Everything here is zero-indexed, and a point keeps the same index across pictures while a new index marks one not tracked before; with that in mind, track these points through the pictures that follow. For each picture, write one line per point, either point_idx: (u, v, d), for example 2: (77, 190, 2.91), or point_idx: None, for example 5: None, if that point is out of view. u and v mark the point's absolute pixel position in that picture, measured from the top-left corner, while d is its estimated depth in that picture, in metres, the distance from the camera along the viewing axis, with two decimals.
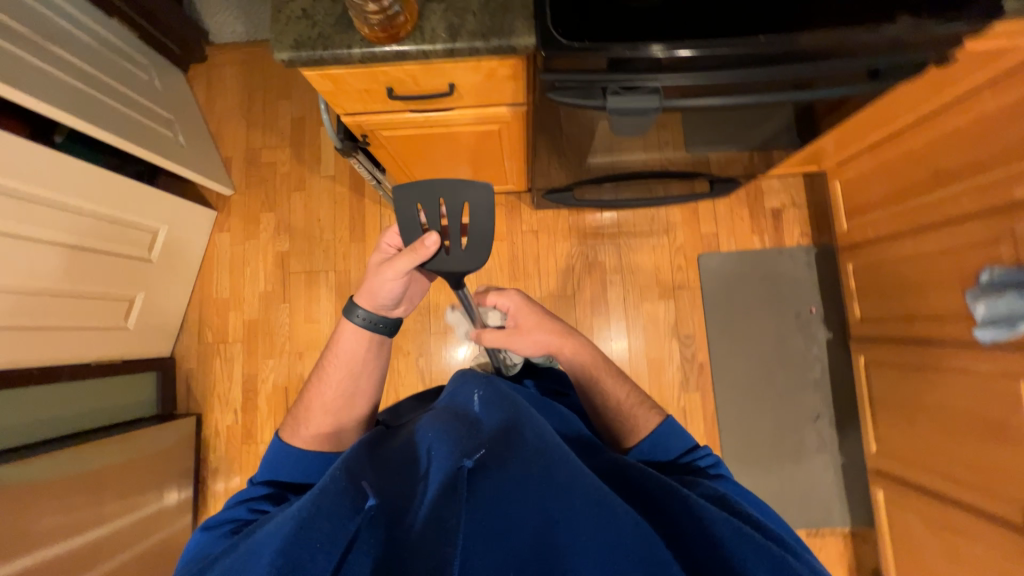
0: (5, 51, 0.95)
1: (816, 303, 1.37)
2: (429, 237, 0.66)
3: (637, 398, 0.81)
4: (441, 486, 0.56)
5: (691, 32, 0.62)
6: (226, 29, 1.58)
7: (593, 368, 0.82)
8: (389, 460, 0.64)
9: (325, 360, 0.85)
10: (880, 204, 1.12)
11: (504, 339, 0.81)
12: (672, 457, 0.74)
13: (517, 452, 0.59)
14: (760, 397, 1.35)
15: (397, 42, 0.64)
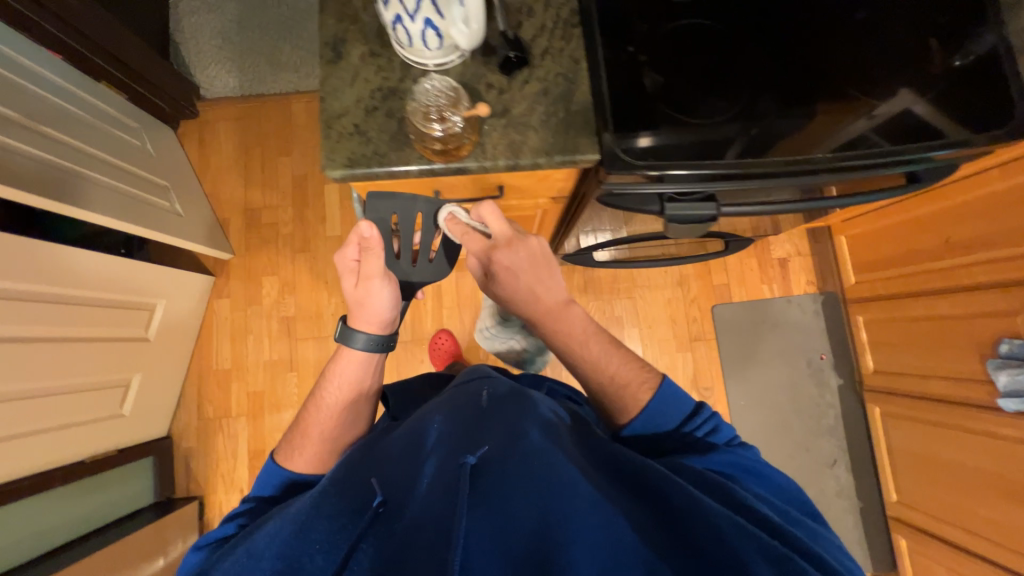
0: None
1: (826, 349, 1.41)
2: (367, 226, 0.67)
3: (633, 369, 0.69)
4: (440, 481, 0.50)
5: (750, 144, 0.62)
6: (218, 84, 1.52)
7: (582, 335, 0.71)
8: (388, 458, 0.59)
9: (324, 383, 0.75)
10: (888, 262, 1.18)
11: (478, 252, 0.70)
12: (674, 426, 0.66)
13: (526, 446, 0.52)
14: (779, 446, 1.38)
15: (457, 160, 0.61)
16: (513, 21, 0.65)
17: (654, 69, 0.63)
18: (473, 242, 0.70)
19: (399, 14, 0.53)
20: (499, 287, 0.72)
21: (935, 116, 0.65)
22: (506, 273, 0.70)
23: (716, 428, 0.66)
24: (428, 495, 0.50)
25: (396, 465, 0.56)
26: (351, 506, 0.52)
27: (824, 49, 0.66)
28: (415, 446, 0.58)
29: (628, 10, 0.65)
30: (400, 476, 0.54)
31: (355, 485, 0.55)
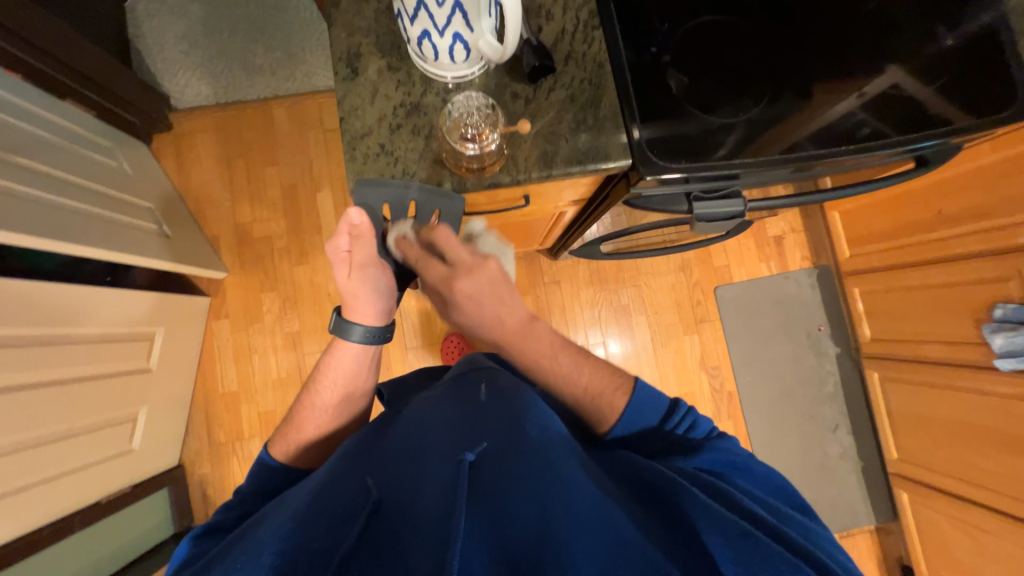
0: None
1: (823, 320, 1.47)
2: (355, 213, 0.58)
3: (602, 375, 0.68)
4: (439, 478, 0.51)
5: (775, 140, 0.63)
6: (189, 92, 1.43)
7: (549, 349, 0.68)
8: (388, 456, 0.59)
9: (318, 376, 0.73)
10: (881, 235, 1.22)
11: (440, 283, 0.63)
12: (656, 424, 0.66)
13: (523, 441, 0.54)
14: (784, 416, 1.44)
15: (487, 175, 0.60)
16: (533, 26, 0.63)
17: (678, 70, 0.63)
18: (432, 270, 0.63)
19: (427, 30, 0.51)
20: (459, 314, 0.67)
21: (943, 97, 0.66)
22: (467, 303, 0.65)
23: (694, 423, 0.66)
24: (428, 491, 0.50)
25: (393, 464, 0.57)
26: (349, 503, 0.52)
27: (836, 39, 0.68)
28: (410, 446, 0.59)
29: (646, 9, 0.64)
30: (398, 473, 0.55)
31: (349, 486, 0.55)
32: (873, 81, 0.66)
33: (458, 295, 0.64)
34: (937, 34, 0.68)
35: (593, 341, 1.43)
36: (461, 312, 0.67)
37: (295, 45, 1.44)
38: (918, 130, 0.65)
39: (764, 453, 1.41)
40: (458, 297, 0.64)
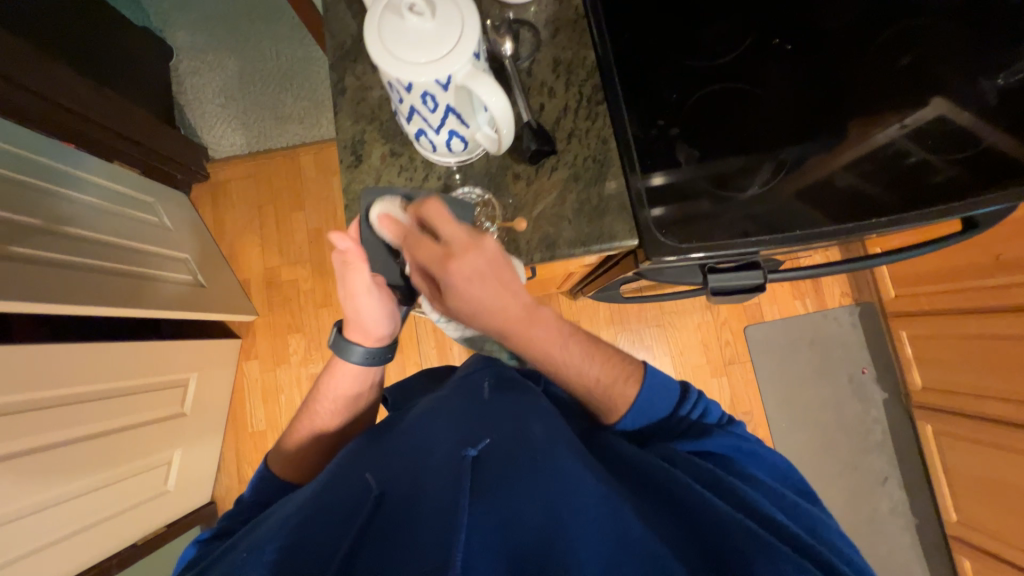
0: (25, 258, 0.88)
1: (867, 362, 1.36)
2: (338, 237, 0.60)
3: (613, 365, 0.64)
4: (440, 475, 0.50)
5: (797, 214, 0.59)
6: (225, 142, 1.52)
7: (560, 338, 0.60)
8: (393, 448, 0.58)
9: (317, 394, 0.76)
10: (932, 277, 1.13)
11: (432, 259, 0.53)
12: (670, 410, 0.64)
13: (525, 438, 0.52)
14: (826, 467, 1.33)
15: None
16: (534, 104, 0.63)
17: (686, 144, 0.61)
18: (422, 250, 0.54)
19: (422, 128, 0.51)
20: (454, 303, 0.55)
21: (992, 157, 0.60)
22: (461, 292, 0.54)
23: (708, 408, 0.65)
24: (428, 487, 0.49)
25: (395, 459, 0.55)
26: (352, 500, 0.51)
27: (864, 99, 0.63)
28: (415, 441, 0.58)
29: (652, 80, 0.62)
30: (400, 467, 0.54)
31: (351, 478, 0.54)
32: (902, 144, 0.62)
33: (450, 281, 0.53)
34: (981, 78, 0.63)
35: None
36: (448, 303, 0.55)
37: (321, 94, 1.50)
38: (966, 195, 0.59)
39: None
40: (449, 283, 0.53)
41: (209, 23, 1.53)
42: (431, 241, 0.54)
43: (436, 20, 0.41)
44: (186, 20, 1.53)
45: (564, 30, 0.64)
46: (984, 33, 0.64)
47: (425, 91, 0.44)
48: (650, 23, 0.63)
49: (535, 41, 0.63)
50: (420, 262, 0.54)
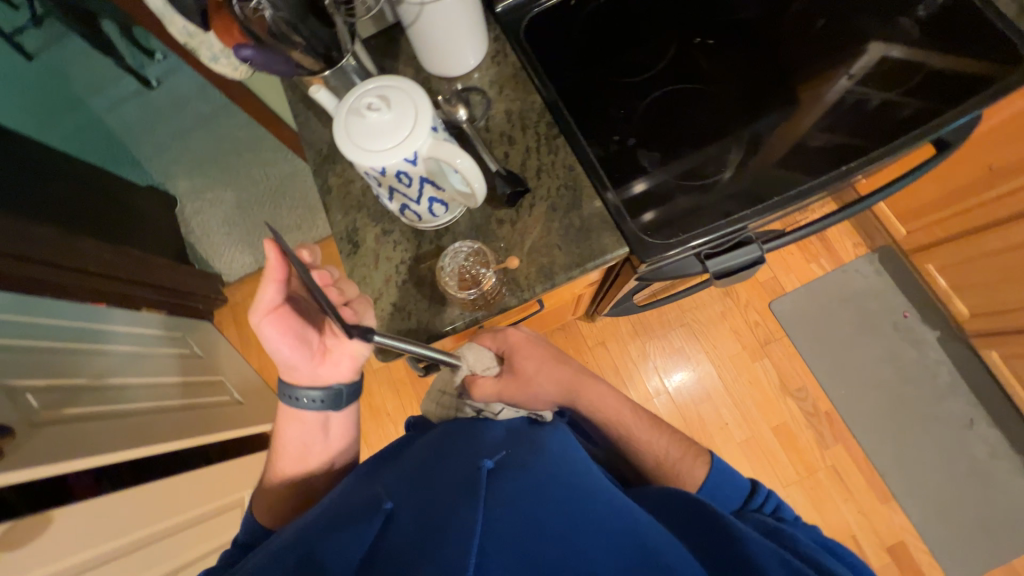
0: (80, 416, 0.94)
1: (908, 305, 1.32)
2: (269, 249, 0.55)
3: (677, 441, 0.69)
4: (454, 482, 0.47)
5: (774, 183, 0.62)
6: (236, 265, 1.63)
7: (621, 405, 0.72)
8: (404, 462, 0.56)
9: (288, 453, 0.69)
10: (933, 206, 1.14)
11: (499, 338, 0.70)
12: (739, 503, 0.61)
13: (544, 457, 0.50)
14: (903, 424, 1.26)
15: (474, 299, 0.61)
16: (499, 154, 0.68)
17: (646, 149, 0.65)
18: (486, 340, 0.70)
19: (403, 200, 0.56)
20: (524, 363, 0.68)
21: (936, 83, 0.63)
22: (521, 355, 0.69)
23: (782, 505, 0.58)
24: (440, 497, 0.46)
25: (407, 471, 0.53)
26: (358, 507, 0.48)
27: (795, 66, 0.67)
28: (425, 454, 0.56)
29: (598, 105, 0.67)
30: (411, 479, 0.51)
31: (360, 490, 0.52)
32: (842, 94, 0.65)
33: (512, 343, 0.70)
34: (904, 16, 0.67)
35: (658, 393, 1.35)
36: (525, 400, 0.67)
37: (312, 198, 1.62)
38: (926, 120, 0.61)
39: (892, 473, 1.23)
40: (513, 346, 0.69)
41: (206, 167, 1.70)
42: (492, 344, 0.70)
43: (392, 109, 0.47)
44: (184, 170, 1.70)
45: (508, 85, 0.70)
46: None
47: (398, 171, 0.49)
48: (581, 59, 0.70)
49: (485, 101, 0.69)
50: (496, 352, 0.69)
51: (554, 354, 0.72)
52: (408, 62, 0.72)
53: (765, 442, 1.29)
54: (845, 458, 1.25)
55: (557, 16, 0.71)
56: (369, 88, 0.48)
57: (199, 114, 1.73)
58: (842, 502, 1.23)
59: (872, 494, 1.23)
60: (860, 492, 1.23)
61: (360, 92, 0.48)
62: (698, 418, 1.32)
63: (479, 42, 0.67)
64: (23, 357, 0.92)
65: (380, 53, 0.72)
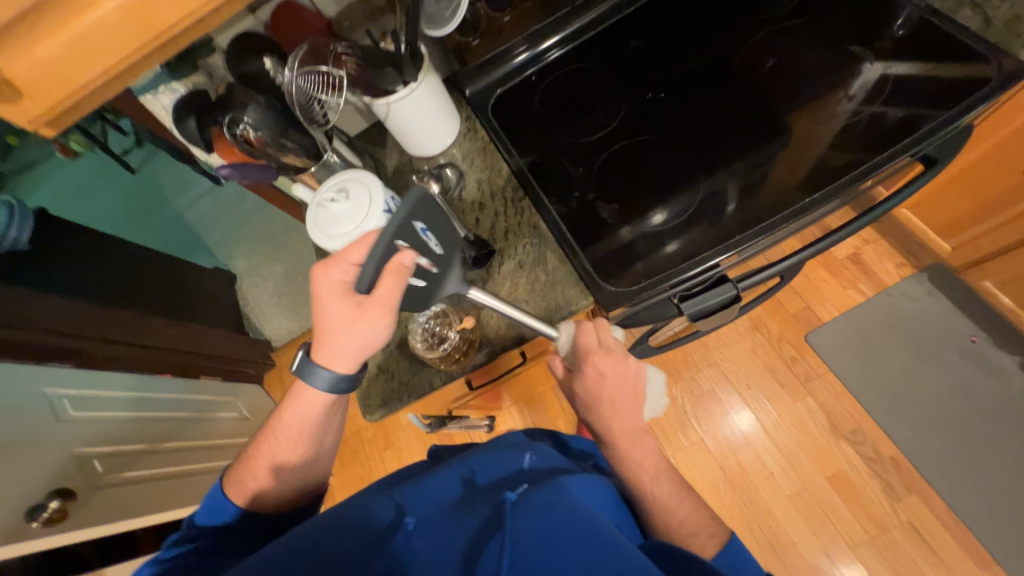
0: (123, 480, 1.07)
1: (974, 329, 1.18)
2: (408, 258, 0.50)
3: (697, 510, 0.56)
4: (480, 512, 0.48)
5: (745, 220, 0.62)
6: (283, 331, 1.80)
7: (652, 469, 0.58)
8: (433, 485, 0.56)
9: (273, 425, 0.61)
10: (979, 218, 1.04)
11: (590, 353, 0.58)
12: None
13: (565, 491, 0.47)
14: (992, 468, 1.09)
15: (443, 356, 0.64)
16: (471, 220, 0.73)
17: (605, 201, 0.68)
18: (586, 339, 0.59)
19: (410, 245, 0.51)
20: (586, 388, 0.59)
21: (905, 91, 0.63)
22: (596, 380, 0.59)
23: None
24: (459, 532, 0.46)
25: (431, 495, 0.55)
26: (376, 517, 0.50)
27: (754, 105, 0.69)
28: (452, 477, 0.57)
29: (560, 166, 0.72)
30: (436, 507, 0.52)
31: (378, 498, 0.54)
32: (843, 115, 0.64)
33: (590, 365, 0.58)
34: (868, 47, 0.67)
35: (690, 441, 1.25)
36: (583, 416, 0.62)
37: None
38: (903, 138, 0.60)
39: (984, 527, 1.06)
40: (590, 367, 0.58)
41: (261, 246, 1.93)
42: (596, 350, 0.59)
43: (350, 198, 0.54)
44: (243, 250, 1.93)
45: (478, 158, 0.78)
46: (845, 18, 0.71)
47: None
48: (546, 125, 0.75)
49: (458, 174, 0.76)
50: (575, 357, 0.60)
51: (637, 394, 0.60)
52: (395, 147, 0.82)
53: (822, 494, 1.14)
54: (924, 511, 1.09)
55: (523, 90, 0.78)
56: (341, 180, 0.56)
57: (253, 201, 1.99)
58: (928, 567, 1.05)
59: (964, 554, 1.05)
60: (949, 552, 1.05)
61: (327, 184, 0.56)
62: (740, 467, 1.20)
63: (451, 125, 0.76)
64: (98, 428, 1.06)
65: (371, 142, 0.83)
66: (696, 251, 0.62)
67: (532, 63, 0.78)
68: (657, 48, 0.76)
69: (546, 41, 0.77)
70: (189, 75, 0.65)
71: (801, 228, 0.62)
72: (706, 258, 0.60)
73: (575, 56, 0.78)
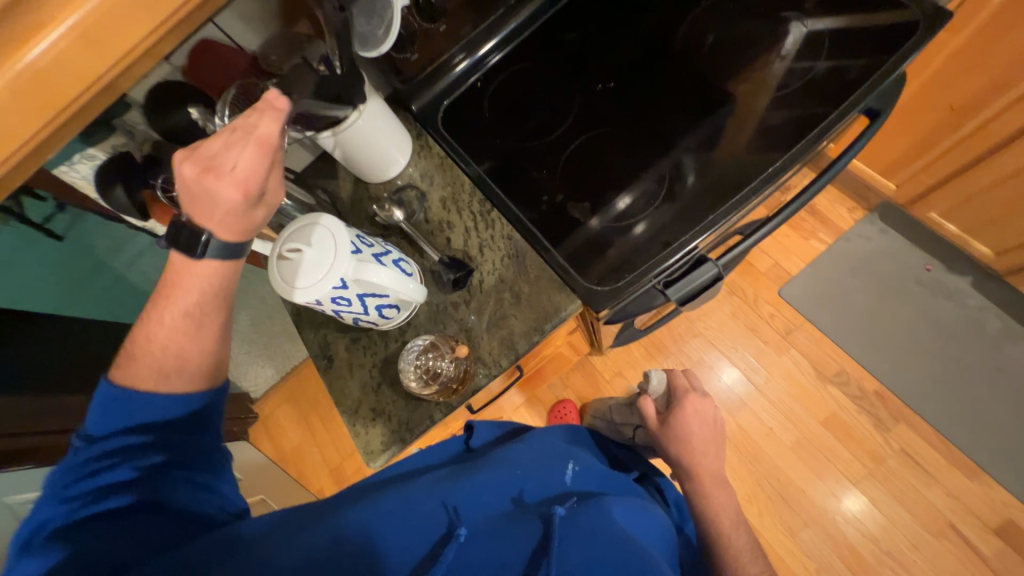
0: None
1: (928, 258, 1.24)
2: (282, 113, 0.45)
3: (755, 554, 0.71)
4: (527, 531, 0.49)
5: (715, 200, 0.62)
6: (259, 379, 1.62)
7: (730, 513, 0.76)
8: (485, 489, 0.54)
9: (165, 291, 0.51)
10: (915, 155, 1.10)
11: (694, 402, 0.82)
12: None
13: (608, 516, 0.53)
14: (965, 384, 1.17)
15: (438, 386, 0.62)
16: (442, 241, 0.71)
17: (576, 202, 0.67)
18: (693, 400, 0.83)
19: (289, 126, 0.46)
20: (681, 423, 0.81)
21: (835, 49, 0.64)
22: (690, 422, 0.81)
23: None
24: (509, 547, 0.47)
25: (481, 502, 0.52)
26: (430, 519, 0.48)
27: (700, 81, 0.69)
28: (501, 486, 0.56)
29: (521, 172, 0.70)
30: (483, 514, 0.51)
31: (429, 496, 0.51)
32: (789, 78, 0.66)
33: (689, 405, 0.82)
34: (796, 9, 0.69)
35: None
36: (672, 446, 0.81)
37: None
38: (847, 96, 0.61)
39: (967, 441, 1.13)
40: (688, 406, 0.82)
41: None
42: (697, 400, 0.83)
43: (313, 246, 0.51)
44: None
45: (436, 174, 0.75)
46: None
47: (332, 297, 0.52)
48: (500, 132, 0.73)
49: (419, 195, 0.73)
50: (677, 395, 0.85)
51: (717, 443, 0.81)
52: (346, 176, 0.78)
53: (820, 439, 1.19)
54: (912, 436, 1.15)
55: (469, 96, 0.75)
56: (304, 225, 0.52)
57: None
58: (925, 487, 1.12)
59: (955, 470, 1.12)
60: (941, 469, 1.13)
61: (291, 232, 0.53)
62: (742, 428, 1.23)
63: (403, 142, 0.72)
64: None
65: (320, 175, 0.79)
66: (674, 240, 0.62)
67: (473, 71, 0.75)
68: (593, 37, 0.74)
69: (483, 45, 0.74)
70: (105, 138, 0.57)
71: (765, 200, 0.63)
72: (686, 244, 0.60)
73: (514, 55, 0.75)
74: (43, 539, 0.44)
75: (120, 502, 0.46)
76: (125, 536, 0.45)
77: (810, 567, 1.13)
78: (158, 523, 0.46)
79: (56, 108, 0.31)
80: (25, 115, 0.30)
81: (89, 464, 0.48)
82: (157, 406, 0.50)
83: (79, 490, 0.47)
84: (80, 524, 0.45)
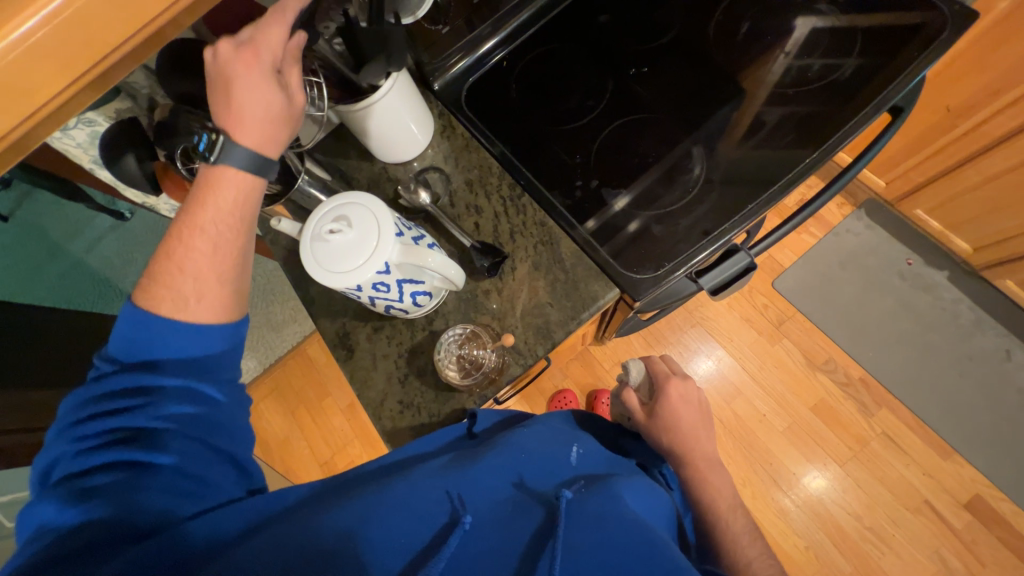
0: None
1: (910, 252, 1.31)
2: None
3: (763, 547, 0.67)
4: (529, 518, 0.47)
5: (750, 186, 0.62)
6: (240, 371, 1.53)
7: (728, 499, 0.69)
8: (489, 475, 0.51)
9: (185, 224, 0.48)
10: (907, 154, 1.16)
11: (676, 386, 0.74)
12: None
13: (620, 501, 0.48)
14: (941, 371, 1.25)
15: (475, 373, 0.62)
16: (469, 226, 0.68)
17: (610, 187, 0.65)
18: (676, 387, 0.74)
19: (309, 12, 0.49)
20: (665, 410, 0.72)
21: (867, 44, 0.65)
22: (675, 410, 0.72)
23: None
24: (513, 536, 0.45)
25: (485, 488, 0.50)
26: (432, 509, 0.46)
27: (734, 68, 0.69)
28: (504, 468, 0.52)
29: (551, 157, 0.68)
30: (487, 501, 0.48)
31: (431, 482, 0.48)
32: (823, 70, 0.66)
33: (670, 391, 0.74)
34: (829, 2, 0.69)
35: None
36: (660, 435, 0.72)
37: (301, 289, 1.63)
38: (877, 94, 0.62)
39: (941, 423, 1.22)
40: (670, 391, 0.74)
41: None
42: (678, 384, 0.75)
43: (355, 227, 0.48)
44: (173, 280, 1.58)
45: (462, 155, 0.71)
46: None
47: (374, 283, 0.49)
48: (527, 114, 0.70)
49: (443, 178, 0.70)
50: (656, 381, 0.77)
51: (705, 426, 0.73)
52: (364, 154, 0.73)
53: (809, 424, 1.25)
54: (893, 420, 1.23)
55: (494, 76, 0.72)
56: (339, 205, 0.49)
57: None
58: (904, 467, 1.20)
59: (931, 452, 1.20)
60: (918, 450, 1.21)
61: (324, 214, 0.49)
62: (736, 414, 1.27)
63: (427, 120, 0.69)
64: None
65: (333, 153, 0.73)
66: (711, 229, 0.61)
67: (472, 70, 0.72)
68: (626, 20, 0.73)
69: (487, 42, 0.72)
70: (110, 102, 0.59)
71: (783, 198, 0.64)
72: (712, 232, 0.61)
73: (540, 37, 0.73)
74: (58, 476, 0.44)
75: (121, 452, 0.44)
76: (134, 490, 0.42)
77: (798, 544, 1.19)
78: (160, 482, 0.44)
79: (69, 78, 0.27)
80: (24, 85, 0.26)
81: (109, 402, 0.47)
82: (174, 342, 0.47)
83: (89, 432, 0.45)
84: (91, 471, 0.44)
